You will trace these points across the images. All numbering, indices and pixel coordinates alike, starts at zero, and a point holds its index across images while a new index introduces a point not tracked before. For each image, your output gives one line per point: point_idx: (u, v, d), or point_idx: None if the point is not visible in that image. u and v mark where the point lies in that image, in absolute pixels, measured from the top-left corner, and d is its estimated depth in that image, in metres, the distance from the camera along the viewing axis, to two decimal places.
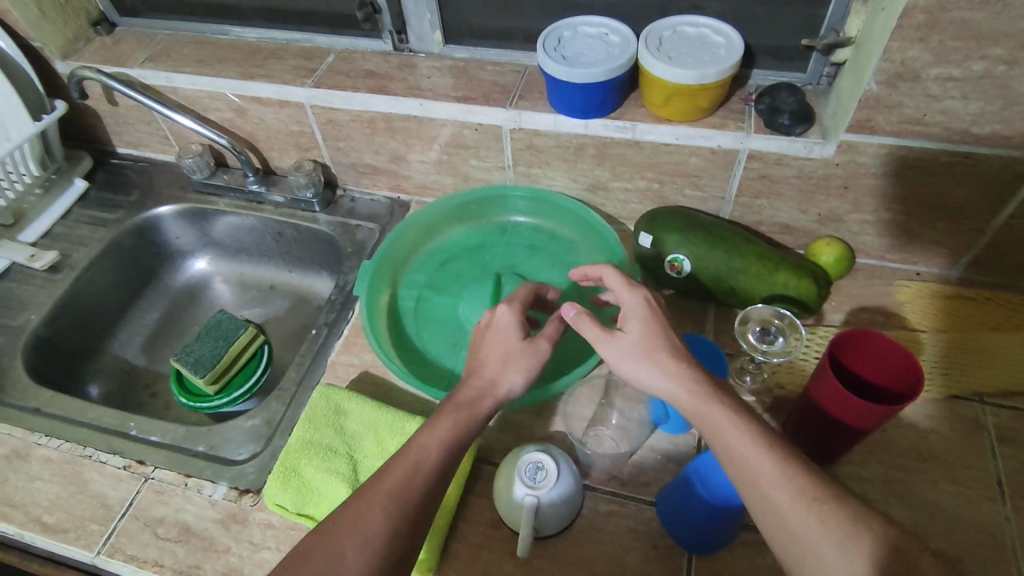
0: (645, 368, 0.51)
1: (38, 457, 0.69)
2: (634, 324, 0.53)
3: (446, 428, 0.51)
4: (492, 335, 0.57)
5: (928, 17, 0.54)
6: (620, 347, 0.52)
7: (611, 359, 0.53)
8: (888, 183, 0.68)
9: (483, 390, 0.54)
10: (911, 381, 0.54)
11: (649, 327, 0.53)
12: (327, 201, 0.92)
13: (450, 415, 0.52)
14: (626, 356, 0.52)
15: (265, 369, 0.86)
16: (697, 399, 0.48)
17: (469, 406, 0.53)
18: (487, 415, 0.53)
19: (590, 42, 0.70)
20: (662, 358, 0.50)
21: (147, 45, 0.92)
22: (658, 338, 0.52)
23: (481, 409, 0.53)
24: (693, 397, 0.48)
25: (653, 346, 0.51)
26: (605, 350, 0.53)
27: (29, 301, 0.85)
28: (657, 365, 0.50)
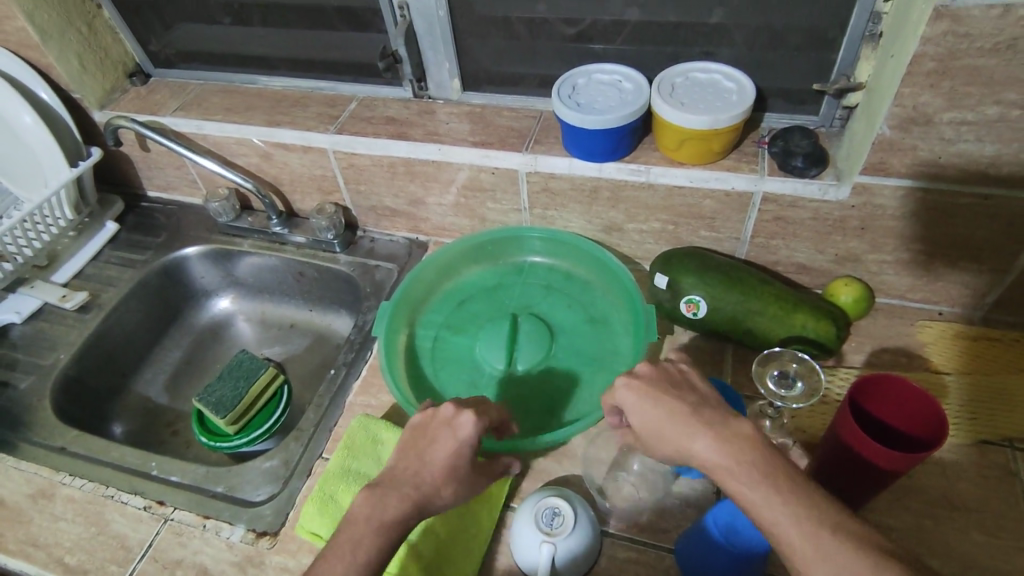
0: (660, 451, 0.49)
1: (62, 497, 0.70)
2: (635, 413, 0.52)
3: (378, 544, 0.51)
4: (444, 440, 0.55)
5: (938, 64, 0.55)
6: (647, 445, 0.51)
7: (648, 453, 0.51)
8: (905, 224, 0.68)
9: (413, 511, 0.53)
10: (931, 423, 0.53)
11: (645, 410, 0.51)
12: (347, 242, 0.94)
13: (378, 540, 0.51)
14: (651, 449, 0.50)
15: (284, 409, 0.87)
16: (727, 485, 0.45)
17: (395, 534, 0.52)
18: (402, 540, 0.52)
19: (603, 89, 0.72)
20: (671, 433, 0.48)
21: (179, 95, 0.96)
22: (655, 417, 0.50)
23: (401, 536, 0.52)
24: (722, 480, 0.45)
25: (655, 428, 0.50)
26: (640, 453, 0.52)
27: (59, 341, 0.87)
28: (669, 445, 0.49)
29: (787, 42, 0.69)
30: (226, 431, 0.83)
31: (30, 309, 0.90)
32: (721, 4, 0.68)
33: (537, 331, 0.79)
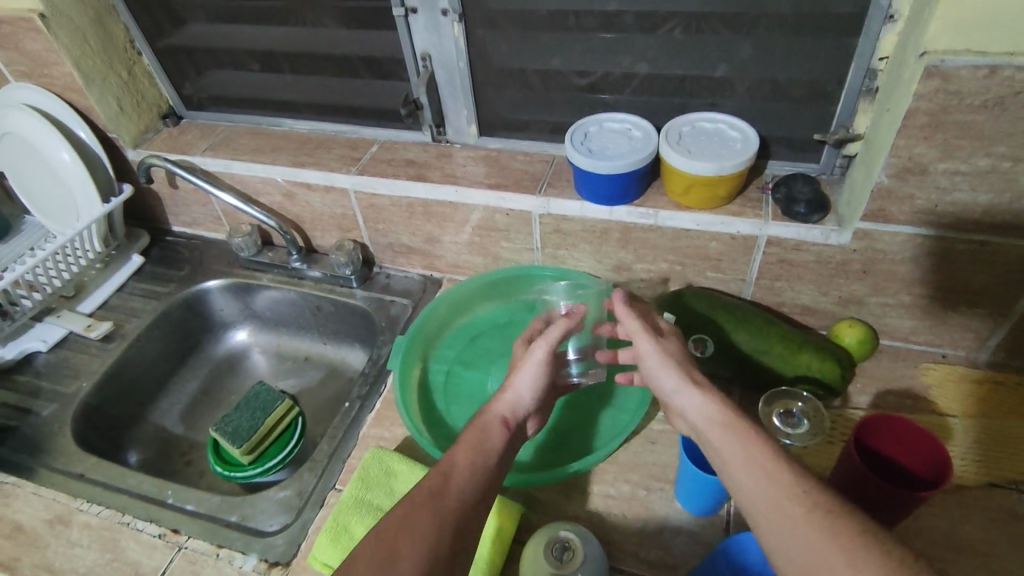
0: (671, 376, 0.60)
1: (79, 523, 0.71)
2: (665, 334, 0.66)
3: (467, 458, 0.55)
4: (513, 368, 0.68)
5: (931, 119, 0.58)
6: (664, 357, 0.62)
7: (652, 373, 0.63)
8: (906, 267, 0.70)
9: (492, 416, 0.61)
10: (932, 463, 0.55)
11: (683, 346, 0.64)
12: (364, 278, 0.97)
13: (468, 449, 0.56)
14: (666, 362, 0.61)
15: (298, 441, 0.88)
16: (723, 406, 0.55)
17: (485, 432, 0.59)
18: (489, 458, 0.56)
19: (615, 136, 0.76)
20: (698, 375, 0.60)
21: (209, 136, 1.01)
22: (687, 360, 0.62)
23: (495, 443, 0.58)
24: (719, 408, 0.55)
25: (688, 363, 0.62)
26: (653, 352, 0.63)
27: (82, 369, 0.90)
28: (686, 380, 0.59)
29: (788, 95, 0.73)
30: (240, 462, 0.84)
31: (55, 337, 0.93)
32: (725, 60, 0.73)
33: None
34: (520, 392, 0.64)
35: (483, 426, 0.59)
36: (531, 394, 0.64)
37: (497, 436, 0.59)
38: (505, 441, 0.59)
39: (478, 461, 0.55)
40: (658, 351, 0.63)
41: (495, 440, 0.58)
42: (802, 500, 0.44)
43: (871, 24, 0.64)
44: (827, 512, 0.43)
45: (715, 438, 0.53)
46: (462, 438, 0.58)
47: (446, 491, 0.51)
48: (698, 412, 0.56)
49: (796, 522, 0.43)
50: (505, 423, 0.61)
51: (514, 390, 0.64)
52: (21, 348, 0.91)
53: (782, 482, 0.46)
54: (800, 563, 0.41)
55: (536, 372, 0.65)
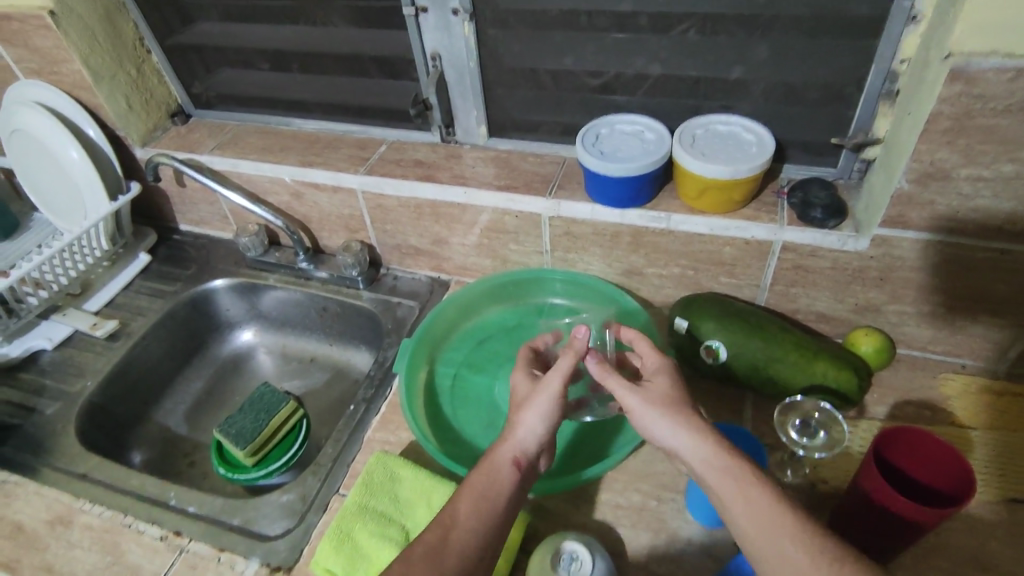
0: (664, 423, 0.56)
1: (80, 523, 0.70)
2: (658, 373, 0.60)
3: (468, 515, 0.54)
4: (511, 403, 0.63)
5: (954, 123, 0.56)
6: (651, 404, 0.57)
7: (639, 420, 0.58)
8: (925, 275, 0.68)
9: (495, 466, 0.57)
10: (955, 480, 0.53)
11: (675, 384, 0.59)
12: (371, 279, 0.96)
13: (470, 505, 0.55)
14: (658, 412, 0.56)
15: (302, 443, 0.87)
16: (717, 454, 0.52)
17: (488, 484, 0.56)
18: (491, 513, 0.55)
19: (627, 138, 0.75)
20: (692, 419, 0.55)
21: (217, 135, 1.01)
22: (683, 400, 0.57)
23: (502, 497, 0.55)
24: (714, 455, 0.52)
25: (678, 406, 0.56)
26: (636, 400, 0.58)
27: (86, 368, 0.89)
28: (679, 425, 0.55)
29: (805, 98, 0.71)
30: (244, 464, 0.83)
31: (61, 335, 0.92)
32: (740, 62, 0.71)
33: None
34: (530, 427, 0.59)
35: (490, 469, 0.57)
36: (540, 433, 0.59)
37: (505, 482, 0.56)
38: (514, 483, 0.56)
39: (485, 511, 0.54)
40: (645, 397, 0.58)
41: (503, 486, 0.56)
42: (808, 551, 0.45)
43: (893, 25, 0.62)
44: (835, 565, 0.44)
45: (717, 485, 0.51)
46: (466, 489, 0.56)
47: (447, 553, 0.51)
48: (700, 459, 0.53)
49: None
50: (517, 463, 0.57)
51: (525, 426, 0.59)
52: (26, 345, 0.91)
53: (791, 531, 0.46)
54: None
55: (542, 410, 0.59)
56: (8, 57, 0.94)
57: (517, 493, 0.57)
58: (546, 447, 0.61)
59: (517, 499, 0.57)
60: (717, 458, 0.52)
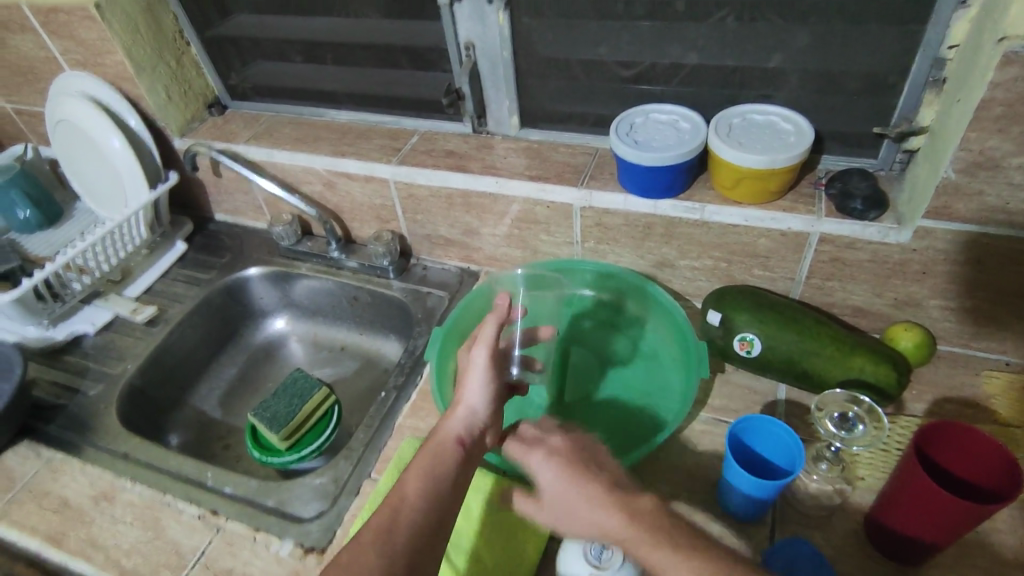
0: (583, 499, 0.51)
1: (123, 501, 0.72)
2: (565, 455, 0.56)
3: (416, 486, 0.52)
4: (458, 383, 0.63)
5: (1007, 109, 0.55)
6: (567, 484, 0.53)
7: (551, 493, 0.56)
8: (969, 269, 0.66)
9: (441, 440, 0.56)
10: (1000, 476, 0.52)
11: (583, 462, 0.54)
12: (402, 269, 0.97)
13: (415, 475, 0.53)
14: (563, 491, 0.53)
15: (334, 429, 0.89)
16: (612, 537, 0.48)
17: (434, 455, 0.55)
18: (429, 490, 0.52)
19: (661, 128, 0.74)
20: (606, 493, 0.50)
21: (253, 125, 1.02)
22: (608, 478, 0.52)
23: (447, 466, 0.54)
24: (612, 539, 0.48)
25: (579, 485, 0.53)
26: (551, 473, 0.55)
27: (127, 352, 0.92)
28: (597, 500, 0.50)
29: (846, 86, 0.70)
30: (278, 447, 0.85)
31: (103, 320, 0.95)
32: (780, 50, 0.70)
33: (587, 366, 0.81)
34: (470, 405, 0.59)
35: (436, 449, 0.55)
36: (481, 405, 0.59)
37: (450, 460, 0.55)
38: (458, 462, 0.55)
39: (433, 488, 0.52)
40: (568, 478, 0.53)
41: (447, 465, 0.54)
42: None
43: (942, 10, 0.61)
44: None
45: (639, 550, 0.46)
46: (410, 468, 0.54)
47: (399, 524, 0.49)
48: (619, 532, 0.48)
49: None
50: (460, 440, 0.57)
51: (468, 403, 0.59)
52: (70, 329, 0.94)
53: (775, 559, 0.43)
54: None
55: (483, 381, 0.61)
56: (55, 49, 0.97)
57: (462, 474, 0.55)
58: (493, 420, 0.61)
59: (462, 479, 0.55)
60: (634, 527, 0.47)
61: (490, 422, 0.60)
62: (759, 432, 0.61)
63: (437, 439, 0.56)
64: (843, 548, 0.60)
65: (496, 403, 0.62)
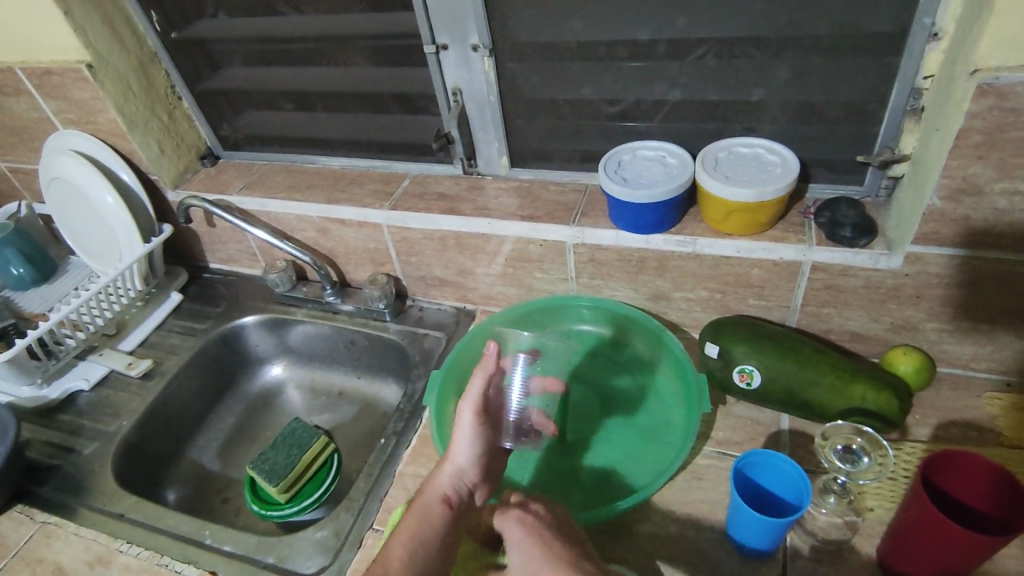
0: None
1: (118, 564, 0.70)
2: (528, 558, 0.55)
3: (401, 551, 0.55)
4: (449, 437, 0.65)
5: (986, 137, 0.56)
6: (529, 549, 0.56)
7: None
8: (963, 292, 0.67)
9: (429, 501, 0.60)
10: (1009, 506, 0.51)
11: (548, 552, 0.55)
12: (397, 311, 0.97)
13: (404, 539, 0.56)
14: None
15: (334, 478, 0.87)
16: None
17: (423, 516, 0.58)
18: (418, 553, 0.55)
19: (649, 164, 0.75)
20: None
21: (246, 175, 1.03)
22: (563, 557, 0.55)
23: (435, 527, 0.57)
24: None
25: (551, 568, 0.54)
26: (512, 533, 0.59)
27: (122, 408, 0.91)
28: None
29: (828, 117, 0.71)
30: (277, 500, 0.83)
31: (97, 376, 0.94)
32: (761, 85, 0.71)
33: (588, 404, 0.80)
34: (458, 462, 0.63)
35: (424, 509, 0.59)
36: (470, 463, 0.63)
37: (437, 519, 0.58)
38: (446, 521, 0.58)
39: (421, 551, 0.55)
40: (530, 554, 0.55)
41: (435, 525, 0.58)
42: None
43: (914, 43, 0.62)
44: None
45: None
46: (401, 524, 0.58)
47: None
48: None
49: None
50: (447, 500, 0.60)
51: (456, 462, 0.63)
52: (64, 387, 0.92)
53: None
54: None
55: (471, 438, 0.63)
56: (48, 109, 0.98)
57: (450, 531, 0.58)
58: (480, 477, 0.64)
59: (450, 538, 0.58)
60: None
61: (478, 479, 0.64)
62: (759, 466, 0.61)
63: (425, 499, 0.60)
64: None
65: (486, 456, 0.65)
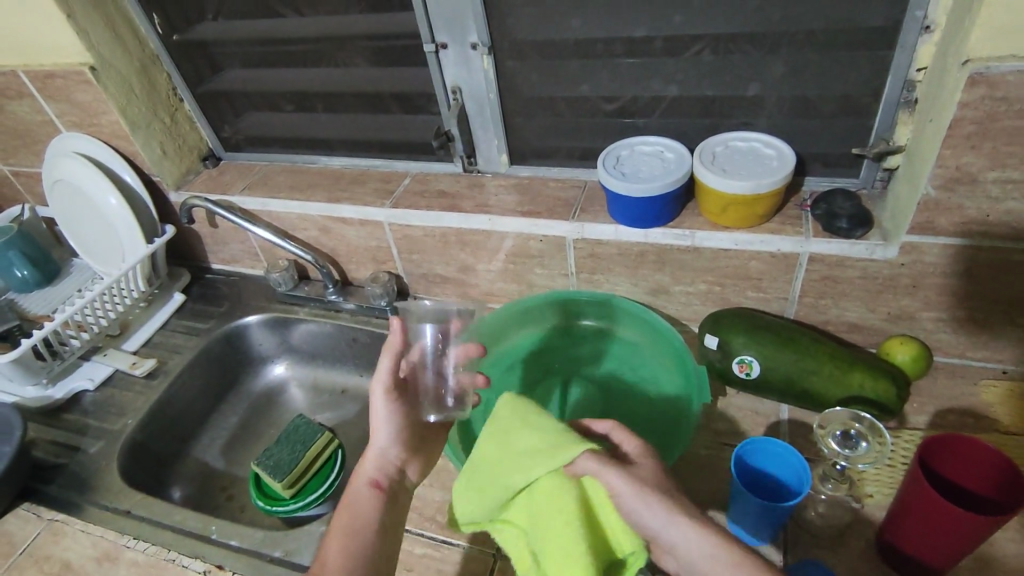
0: (655, 508, 0.48)
1: (126, 560, 0.71)
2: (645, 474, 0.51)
3: (336, 548, 0.55)
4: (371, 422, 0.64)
5: (978, 127, 0.57)
6: (638, 478, 0.49)
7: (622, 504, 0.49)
8: (958, 281, 0.68)
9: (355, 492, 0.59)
10: (1009, 487, 0.51)
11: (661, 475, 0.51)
12: (399, 309, 0.97)
13: (338, 537, 0.55)
14: (649, 497, 0.48)
15: (338, 473, 0.88)
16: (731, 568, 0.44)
17: (350, 509, 0.58)
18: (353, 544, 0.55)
19: (648, 159, 0.76)
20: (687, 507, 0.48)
21: (247, 175, 1.04)
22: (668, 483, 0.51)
23: (366, 516, 0.57)
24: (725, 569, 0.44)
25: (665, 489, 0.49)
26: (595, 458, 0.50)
27: (127, 406, 0.91)
28: (671, 513, 0.47)
29: (823, 111, 0.72)
30: (282, 496, 0.84)
31: (102, 376, 0.95)
32: (757, 80, 0.72)
33: (588, 397, 0.80)
34: (378, 446, 0.62)
35: (352, 498, 0.58)
36: (390, 444, 0.62)
37: (367, 506, 0.58)
38: (376, 505, 0.59)
39: (354, 541, 0.55)
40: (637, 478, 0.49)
41: (364, 510, 0.58)
42: None
43: (907, 36, 0.63)
44: None
45: None
46: (334, 521, 0.57)
47: None
48: (698, 555, 0.46)
49: None
50: (373, 484, 0.60)
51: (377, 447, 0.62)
52: (69, 387, 0.93)
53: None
54: None
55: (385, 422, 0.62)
56: (51, 112, 0.99)
57: (382, 517, 0.58)
58: (406, 454, 0.64)
59: (382, 519, 0.58)
60: (724, 552, 0.45)
61: (404, 457, 0.63)
62: (765, 454, 0.62)
63: (352, 490, 0.59)
64: (856, 568, 0.59)
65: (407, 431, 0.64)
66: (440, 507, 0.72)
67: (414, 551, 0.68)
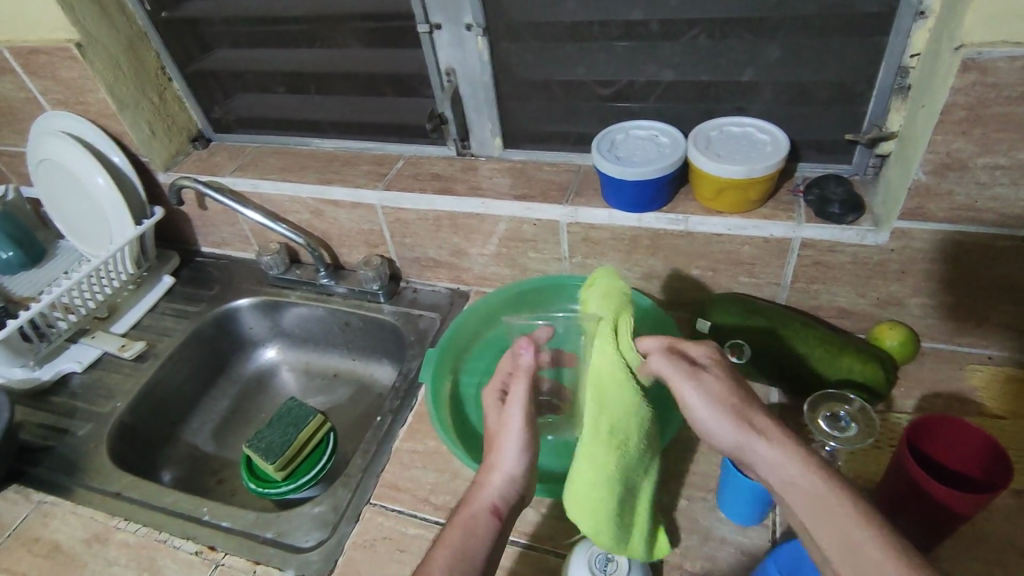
0: (728, 421, 0.51)
1: (116, 542, 0.71)
2: (716, 377, 0.53)
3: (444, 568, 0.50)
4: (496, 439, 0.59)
5: (969, 112, 0.57)
6: (723, 389, 0.52)
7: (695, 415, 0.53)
8: (947, 267, 0.68)
9: (478, 510, 0.55)
10: (990, 462, 0.53)
11: (734, 379, 0.53)
12: (392, 292, 0.97)
13: (448, 557, 0.51)
14: (727, 408, 0.51)
15: (329, 457, 0.88)
16: (808, 473, 0.47)
17: (469, 537, 0.53)
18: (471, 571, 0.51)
19: (642, 144, 0.76)
20: (761, 421, 0.50)
21: (237, 157, 1.03)
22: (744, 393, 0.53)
23: (483, 547, 0.52)
24: (804, 473, 0.47)
25: (740, 398, 0.52)
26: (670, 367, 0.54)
27: (116, 389, 0.91)
28: (746, 426, 0.50)
29: (816, 97, 0.72)
30: (274, 478, 0.84)
31: (90, 358, 0.94)
32: (752, 64, 0.72)
33: None
34: (507, 468, 0.57)
35: (469, 521, 0.54)
36: (518, 469, 0.57)
37: (483, 533, 0.53)
38: (492, 535, 0.54)
39: (462, 567, 0.50)
40: (724, 388, 0.52)
41: (481, 540, 0.53)
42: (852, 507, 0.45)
43: (901, 22, 0.64)
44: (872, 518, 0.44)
45: (797, 501, 0.47)
46: (443, 539, 0.53)
47: None
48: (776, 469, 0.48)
49: (853, 540, 0.43)
50: (494, 510, 0.55)
51: (506, 469, 0.57)
52: (57, 368, 0.92)
53: (843, 504, 0.45)
54: (839, 552, 0.44)
55: (518, 444, 0.58)
56: (36, 90, 0.97)
57: (494, 547, 0.53)
58: (531, 485, 0.58)
59: (494, 552, 0.53)
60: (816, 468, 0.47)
61: (528, 485, 0.58)
62: None
63: (475, 513, 0.55)
64: None
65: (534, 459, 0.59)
66: (433, 489, 0.72)
67: (407, 532, 0.68)
